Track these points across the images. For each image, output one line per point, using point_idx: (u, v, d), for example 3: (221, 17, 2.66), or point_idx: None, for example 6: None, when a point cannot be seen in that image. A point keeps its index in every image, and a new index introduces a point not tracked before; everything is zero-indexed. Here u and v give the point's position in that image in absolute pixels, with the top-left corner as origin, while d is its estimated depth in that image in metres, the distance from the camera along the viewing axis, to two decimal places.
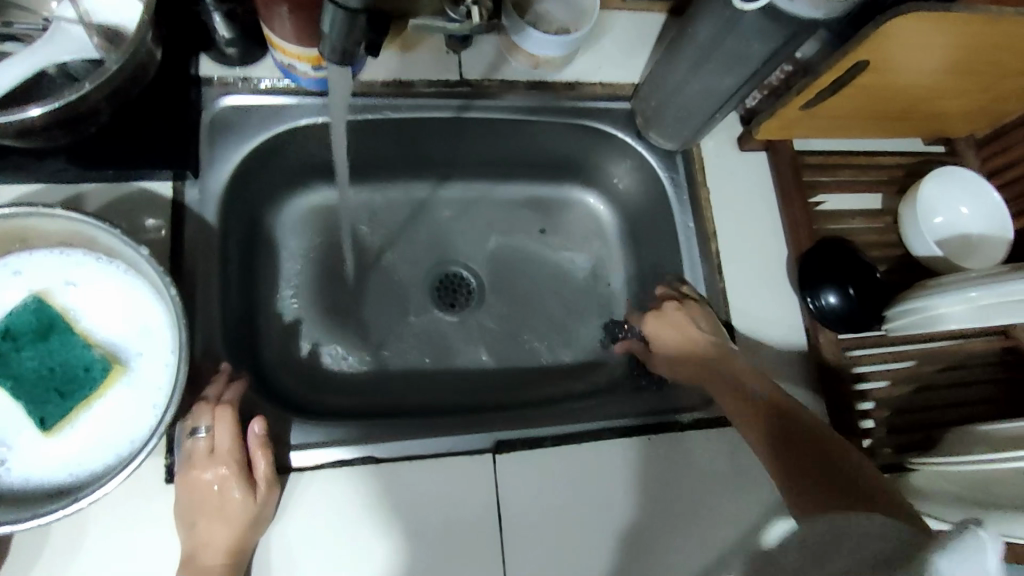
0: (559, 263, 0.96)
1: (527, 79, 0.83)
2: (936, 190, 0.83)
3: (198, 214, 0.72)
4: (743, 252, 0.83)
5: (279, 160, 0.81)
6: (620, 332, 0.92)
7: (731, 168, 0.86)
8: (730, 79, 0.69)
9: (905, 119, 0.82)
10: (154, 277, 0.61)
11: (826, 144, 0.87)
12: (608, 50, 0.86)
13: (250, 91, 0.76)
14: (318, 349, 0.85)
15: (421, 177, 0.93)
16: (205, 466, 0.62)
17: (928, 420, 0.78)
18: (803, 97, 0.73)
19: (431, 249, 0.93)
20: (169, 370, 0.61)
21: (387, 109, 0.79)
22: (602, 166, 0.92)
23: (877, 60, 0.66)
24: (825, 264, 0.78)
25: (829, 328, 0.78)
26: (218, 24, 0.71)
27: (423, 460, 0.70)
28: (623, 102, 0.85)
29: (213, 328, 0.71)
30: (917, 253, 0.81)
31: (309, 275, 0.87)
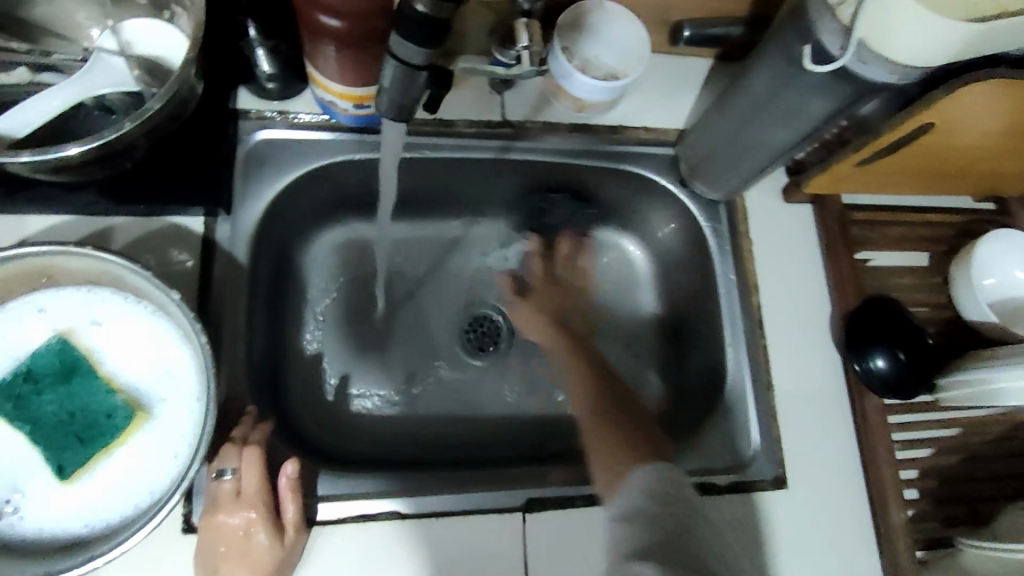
0: (591, 307, 0.92)
1: (570, 121, 0.81)
2: (994, 248, 0.78)
3: (228, 251, 0.70)
4: (786, 308, 0.80)
5: (312, 194, 0.79)
6: (650, 382, 0.89)
7: (775, 220, 0.83)
8: (785, 133, 0.67)
9: (959, 178, 0.79)
10: (183, 320, 0.59)
11: (873, 199, 0.84)
12: (652, 94, 0.83)
13: (288, 125, 0.74)
14: (341, 389, 0.82)
15: (453, 214, 0.90)
16: (232, 510, 0.59)
17: (975, 493, 0.75)
18: (860, 155, 0.70)
19: (459, 288, 0.91)
20: (192, 418, 0.58)
21: (427, 148, 0.78)
22: (639, 210, 0.89)
23: (942, 122, 0.64)
24: (873, 326, 0.74)
25: (876, 394, 0.74)
26: (260, 58, 0.69)
27: (449, 516, 0.67)
28: (666, 147, 0.83)
29: (239, 369, 0.68)
30: (970, 318, 0.78)
31: (336, 311, 0.85)
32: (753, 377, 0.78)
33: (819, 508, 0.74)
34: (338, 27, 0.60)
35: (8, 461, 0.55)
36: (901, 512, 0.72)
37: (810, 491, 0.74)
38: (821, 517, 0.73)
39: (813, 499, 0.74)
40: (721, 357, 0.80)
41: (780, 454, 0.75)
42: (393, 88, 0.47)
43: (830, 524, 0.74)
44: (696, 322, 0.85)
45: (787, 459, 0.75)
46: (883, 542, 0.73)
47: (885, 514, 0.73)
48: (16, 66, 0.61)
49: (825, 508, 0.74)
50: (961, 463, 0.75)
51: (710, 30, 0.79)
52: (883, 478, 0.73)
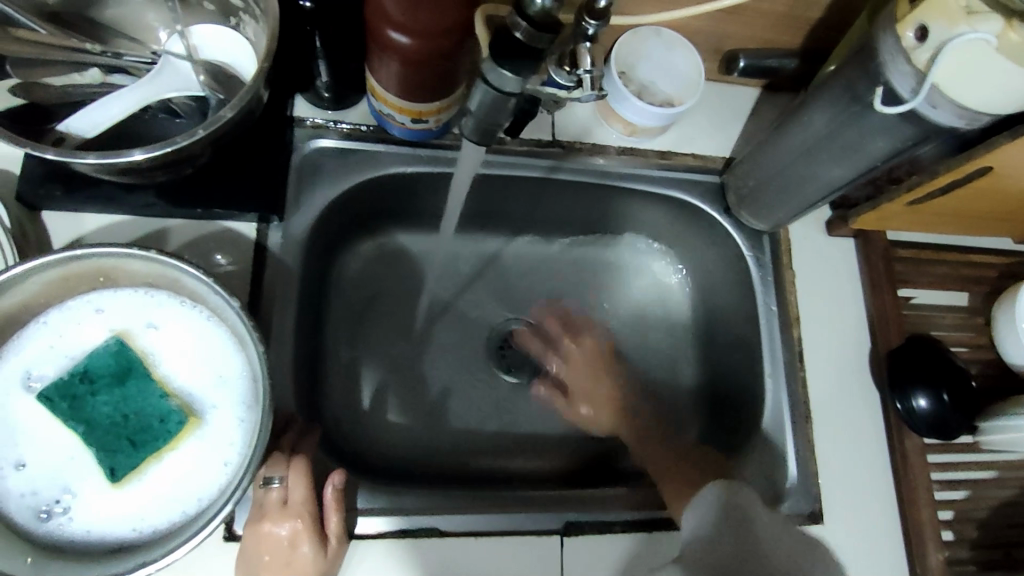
0: (628, 329, 0.92)
1: (619, 145, 0.81)
2: None
3: (279, 257, 0.70)
4: (825, 342, 0.80)
5: (360, 204, 0.79)
6: (687, 409, 0.88)
7: (818, 253, 0.83)
8: (841, 169, 0.67)
9: (1007, 222, 0.79)
10: (239, 327, 0.59)
11: (916, 236, 0.84)
12: (702, 121, 0.84)
13: (341, 135, 0.75)
14: (376, 400, 0.82)
15: (494, 231, 0.90)
16: (278, 519, 0.59)
17: (1012, 539, 0.75)
18: (913, 194, 0.70)
19: (497, 304, 0.90)
20: (244, 427, 0.58)
21: (478, 164, 0.78)
22: (681, 236, 0.89)
23: (1000, 167, 0.64)
24: (918, 366, 0.74)
25: (918, 433, 0.74)
26: (321, 70, 0.70)
27: (487, 536, 0.67)
28: (713, 175, 0.83)
29: (284, 379, 0.68)
30: (1011, 360, 0.78)
31: (373, 322, 0.85)
32: (792, 410, 0.77)
33: (854, 545, 0.73)
34: (407, 43, 0.60)
35: (60, 460, 0.55)
36: (940, 554, 0.71)
37: (845, 528, 0.74)
38: (855, 555, 0.73)
39: (849, 536, 0.74)
40: (759, 388, 0.80)
41: (815, 488, 0.74)
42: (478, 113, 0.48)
43: (864, 562, 0.73)
44: (732, 350, 0.85)
45: (823, 495, 0.75)
46: None
47: (923, 556, 0.72)
48: (89, 67, 0.62)
49: (861, 545, 0.74)
50: (997, 508, 0.75)
51: (765, 61, 0.79)
52: (921, 518, 0.73)
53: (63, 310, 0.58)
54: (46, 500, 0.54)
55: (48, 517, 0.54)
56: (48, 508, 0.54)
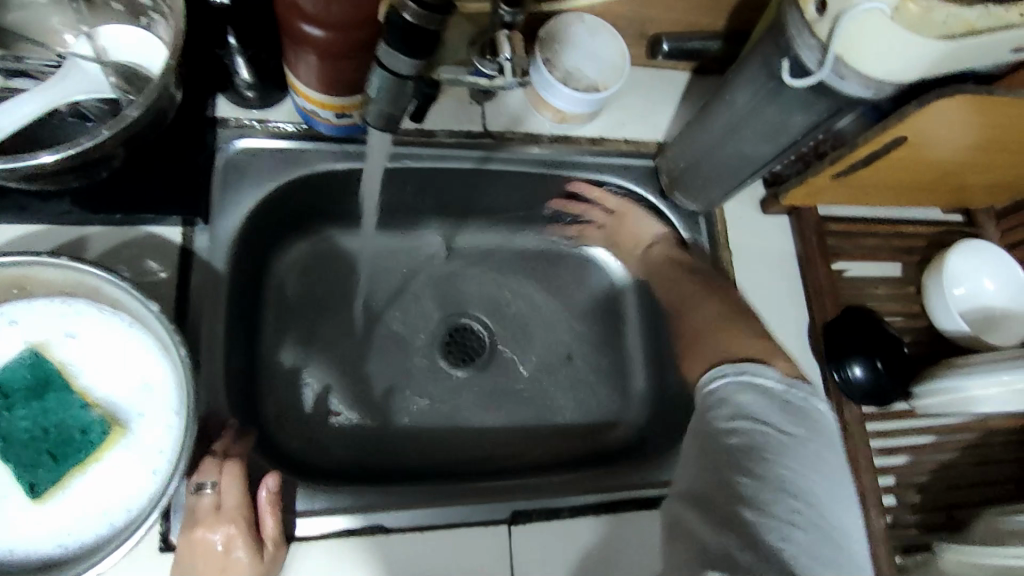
0: (575, 317, 0.92)
1: (551, 133, 0.81)
2: (959, 263, 0.81)
3: (206, 260, 0.68)
4: (765, 318, 0.81)
5: (292, 204, 0.78)
6: (634, 392, 0.89)
7: (753, 231, 0.84)
8: (764, 146, 0.68)
9: (932, 191, 0.81)
10: (162, 332, 0.57)
11: (848, 210, 0.86)
12: (633, 105, 0.84)
13: (267, 134, 0.73)
14: (319, 399, 0.81)
15: (434, 225, 0.90)
16: (212, 525, 0.58)
17: (952, 500, 0.76)
18: (835, 168, 0.71)
19: (441, 298, 0.90)
20: (171, 434, 0.56)
21: (409, 157, 0.77)
22: (620, 222, 0.89)
23: (914, 136, 0.66)
24: (853, 337, 0.75)
25: (855, 402, 0.76)
26: (240, 67, 0.68)
27: (433, 530, 0.66)
28: (646, 159, 0.84)
29: (217, 384, 0.66)
30: (943, 328, 0.79)
31: (314, 322, 0.84)
32: None
33: None
34: (319, 35, 0.59)
35: None
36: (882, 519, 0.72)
37: None
38: None
39: None
40: None
41: None
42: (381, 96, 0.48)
43: None
44: (674, 329, 0.86)
45: None
46: None
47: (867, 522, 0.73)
48: None
49: None
50: (936, 471, 0.77)
51: (688, 44, 0.80)
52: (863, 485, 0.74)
53: None
54: None
55: None
56: None
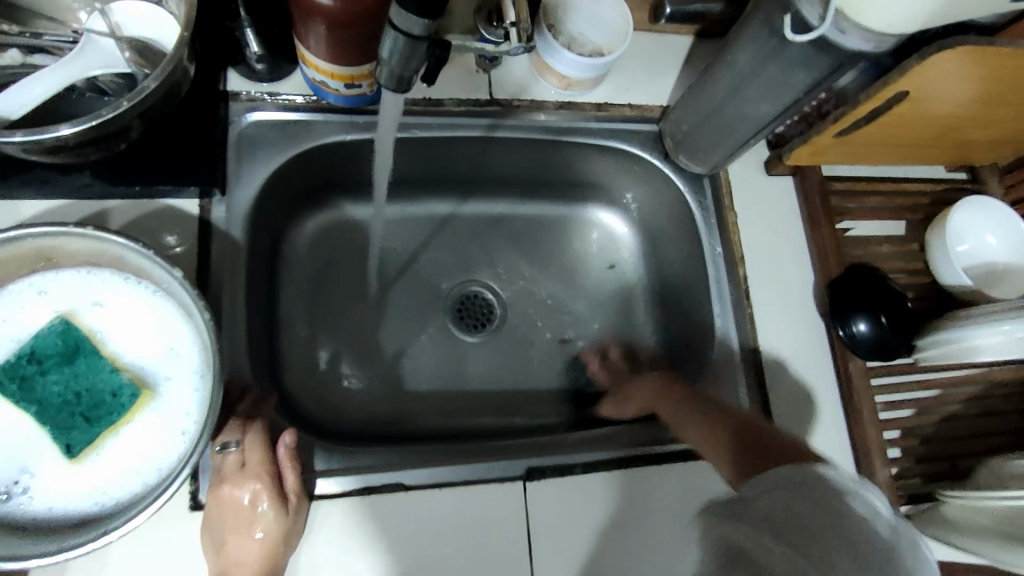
0: (582, 282, 0.94)
1: (556, 99, 0.82)
2: (962, 219, 0.83)
3: (224, 232, 0.70)
4: (771, 278, 0.83)
5: (304, 175, 0.80)
6: (643, 357, 0.91)
7: (757, 193, 0.85)
8: (767, 105, 0.69)
9: (935, 148, 0.82)
10: (186, 299, 0.59)
11: (851, 170, 0.87)
12: (637, 71, 0.85)
13: (276, 106, 0.75)
14: (334, 365, 0.83)
15: (442, 195, 0.91)
16: (238, 482, 0.60)
17: (954, 450, 0.78)
18: (838, 126, 0.72)
19: (450, 266, 0.92)
20: (198, 396, 0.59)
21: (416, 127, 0.79)
22: (628, 188, 0.91)
23: (916, 91, 0.66)
24: (856, 293, 0.77)
25: (860, 357, 0.77)
26: (251, 39, 0.70)
27: (452, 487, 0.69)
28: (651, 124, 0.85)
29: (239, 349, 0.68)
30: (944, 283, 0.81)
31: (329, 293, 0.86)
32: (740, 345, 0.80)
33: None
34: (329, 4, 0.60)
35: (17, 441, 0.56)
36: (886, 469, 0.74)
37: None
38: None
39: None
40: (709, 327, 0.82)
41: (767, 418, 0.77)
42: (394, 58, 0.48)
43: None
44: (683, 294, 0.87)
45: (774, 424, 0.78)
46: None
47: (871, 472, 0.75)
48: (9, 48, 0.62)
49: None
50: (939, 422, 0.78)
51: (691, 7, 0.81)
52: (868, 438, 0.76)
53: (7, 294, 0.59)
54: (6, 481, 0.55)
55: (9, 497, 0.55)
56: (7, 489, 0.55)
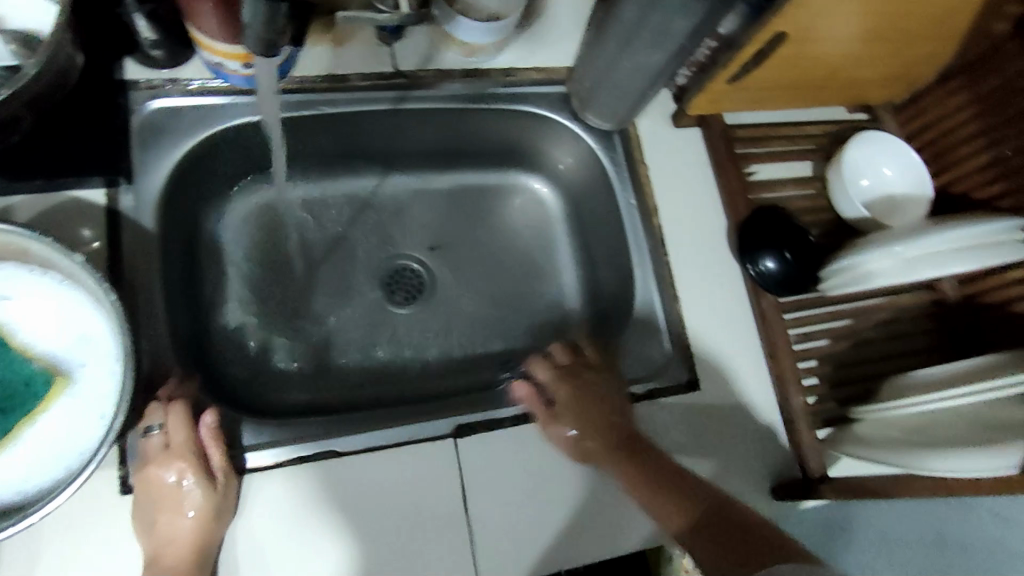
0: (509, 247, 0.96)
1: (462, 67, 0.84)
2: (860, 155, 0.87)
3: (134, 221, 0.70)
4: (686, 225, 0.85)
5: (215, 160, 0.80)
6: (572, 314, 0.94)
7: (667, 144, 0.88)
8: (658, 55, 0.72)
9: (830, 88, 0.85)
10: (92, 284, 0.59)
11: (755, 116, 0.90)
12: (542, 34, 0.87)
13: (180, 92, 0.75)
14: (265, 348, 0.84)
15: (363, 172, 0.93)
16: (163, 463, 0.62)
17: (865, 373, 0.82)
18: (729, 70, 0.75)
19: (378, 242, 0.93)
20: (114, 379, 0.59)
21: (324, 104, 0.79)
22: (543, 151, 0.93)
23: (794, 30, 0.69)
24: (761, 232, 0.81)
25: (770, 293, 0.80)
26: (142, 28, 0.69)
27: (384, 450, 0.70)
28: (558, 85, 0.87)
29: (159, 334, 0.69)
30: (844, 215, 0.85)
31: (256, 278, 0.87)
32: (660, 292, 0.83)
33: (732, 404, 0.80)
34: None
35: None
36: (800, 397, 0.78)
37: (721, 389, 0.80)
38: (731, 412, 0.80)
39: (721, 396, 0.80)
40: (630, 279, 0.85)
41: (689, 359, 0.81)
42: (258, 21, 0.49)
43: (737, 413, 0.80)
44: (605, 249, 0.90)
45: (697, 364, 0.81)
46: (788, 425, 0.79)
47: (788, 400, 0.78)
48: None
49: (732, 403, 0.80)
50: (851, 347, 0.82)
51: None
52: (783, 368, 0.79)
53: None
54: None
55: None
56: None
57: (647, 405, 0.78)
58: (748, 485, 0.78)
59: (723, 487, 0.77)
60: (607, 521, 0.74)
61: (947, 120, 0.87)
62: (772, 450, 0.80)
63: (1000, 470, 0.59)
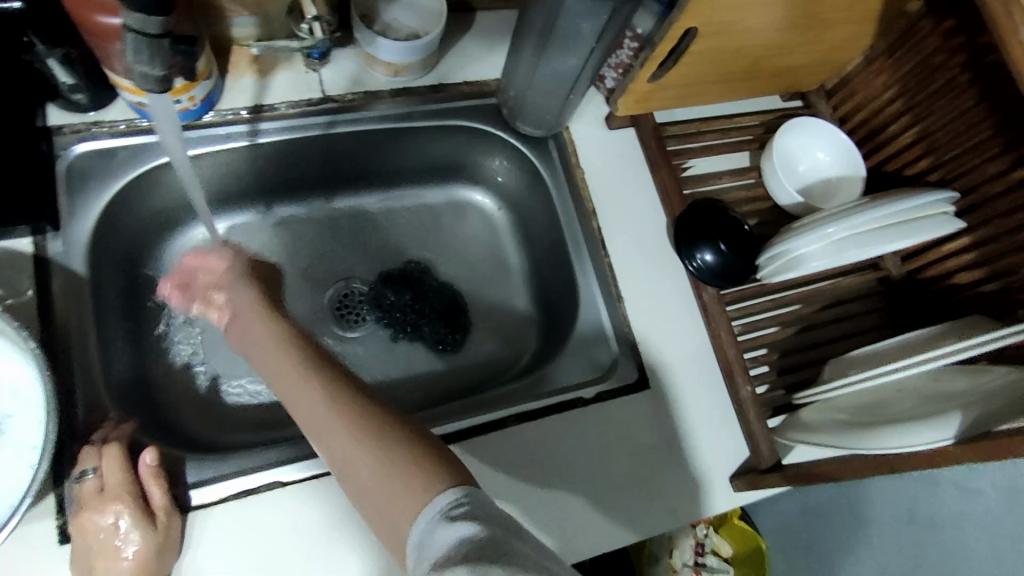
0: (458, 261, 0.97)
1: (390, 87, 0.84)
2: (793, 142, 0.88)
3: (64, 265, 0.70)
4: (625, 224, 0.86)
5: (147, 200, 0.80)
6: (524, 323, 0.94)
7: (603, 147, 0.88)
8: (574, 59, 0.73)
9: (757, 80, 0.86)
10: (16, 335, 0.60)
11: (688, 113, 0.91)
12: (469, 48, 0.87)
13: (108, 134, 0.75)
14: (216, 381, 0.84)
15: (305, 199, 0.93)
16: (99, 507, 0.61)
17: (815, 357, 0.82)
18: (647, 70, 0.76)
19: (326, 266, 0.93)
20: (41, 428, 0.59)
21: (252, 135, 0.79)
22: (482, 163, 0.94)
23: (703, 26, 0.70)
24: (699, 225, 0.80)
25: (710, 285, 0.80)
26: (58, 72, 0.69)
27: (328, 476, 0.70)
28: (489, 97, 0.87)
29: (94, 377, 0.69)
30: (783, 204, 0.86)
31: (203, 312, 0.87)
32: (602, 292, 0.84)
33: (683, 399, 0.80)
34: (120, 24, 0.61)
35: None
36: (748, 386, 0.77)
37: (671, 385, 0.81)
38: (682, 407, 0.80)
39: (672, 394, 0.80)
40: (574, 283, 0.86)
41: (637, 358, 0.81)
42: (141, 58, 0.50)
43: (688, 408, 0.80)
44: (550, 256, 0.91)
45: (645, 361, 0.81)
46: (740, 415, 0.79)
47: (736, 390, 0.78)
48: None
49: (683, 399, 0.80)
50: (799, 332, 0.83)
51: None
52: (728, 358, 0.78)
53: None
54: None
55: None
56: None
57: (598, 406, 0.78)
58: (705, 479, 0.78)
59: (681, 483, 0.77)
60: (577, 529, 0.73)
61: (876, 100, 0.87)
62: (727, 443, 0.80)
63: (938, 444, 0.59)
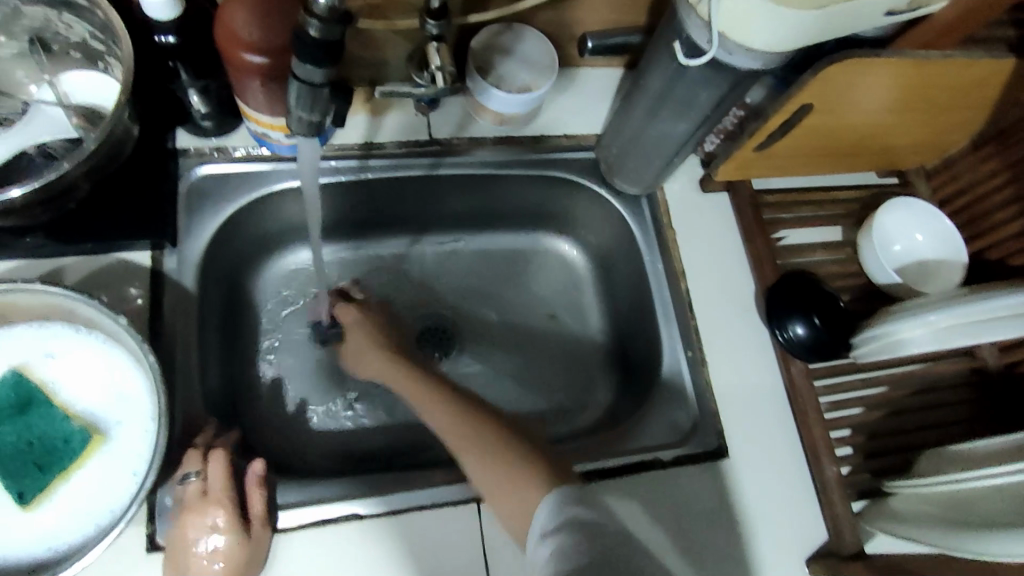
0: (537, 305, 0.98)
1: (493, 135, 0.86)
2: (892, 220, 0.86)
3: (176, 280, 0.73)
4: (714, 288, 0.85)
5: (255, 223, 0.84)
6: (600, 374, 0.94)
7: (695, 209, 0.89)
8: (683, 124, 0.74)
9: (861, 155, 0.85)
10: (133, 345, 0.62)
11: (784, 182, 0.90)
12: (571, 102, 0.89)
13: (226, 159, 0.79)
14: (297, 404, 0.86)
15: (397, 234, 0.96)
16: (200, 510, 0.62)
17: (903, 443, 0.79)
18: (755, 140, 0.76)
19: (409, 300, 0.95)
20: (148, 438, 0.62)
21: (365, 170, 0.83)
22: (570, 213, 0.95)
23: (819, 102, 0.70)
24: (792, 297, 0.80)
25: (799, 358, 0.79)
26: (195, 102, 0.74)
27: (405, 513, 0.70)
28: (587, 152, 0.89)
29: (193, 392, 0.71)
30: (880, 282, 0.84)
31: (289, 336, 0.89)
32: (687, 356, 0.83)
33: (760, 473, 0.78)
34: (263, 62, 0.64)
35: None
36: (834, 466, 0.76)
37: (750, 456, 0.79)
38: (761, 480, 0.78)
39: (751, 466, 0.78)
40: (657, 343, 0.86)
41: (718, 425, 0.79)
42: (299, 101, 0.53)
43: (770, 481, 0.78)
44: (634, 312, 0.91)
45: (726, 430, 0.79)
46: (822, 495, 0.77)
47: (820, 470, 0.77)
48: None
49: (763, 474, 0.78)
50: (888, 416, 0.80)
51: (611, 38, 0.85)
52: (813, 435, 0.77)
53: None
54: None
55: None
56: None
57: (675, 471, 0.77)
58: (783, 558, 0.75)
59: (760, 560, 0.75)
60: None
61: (983, 186, 0.85)
62: (807, 523, 0.77)
63: None
